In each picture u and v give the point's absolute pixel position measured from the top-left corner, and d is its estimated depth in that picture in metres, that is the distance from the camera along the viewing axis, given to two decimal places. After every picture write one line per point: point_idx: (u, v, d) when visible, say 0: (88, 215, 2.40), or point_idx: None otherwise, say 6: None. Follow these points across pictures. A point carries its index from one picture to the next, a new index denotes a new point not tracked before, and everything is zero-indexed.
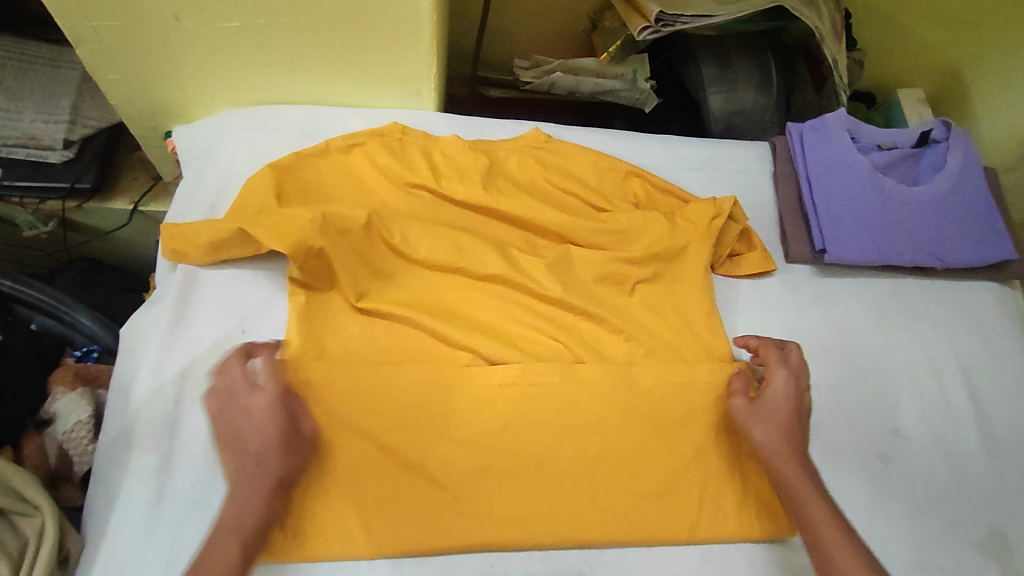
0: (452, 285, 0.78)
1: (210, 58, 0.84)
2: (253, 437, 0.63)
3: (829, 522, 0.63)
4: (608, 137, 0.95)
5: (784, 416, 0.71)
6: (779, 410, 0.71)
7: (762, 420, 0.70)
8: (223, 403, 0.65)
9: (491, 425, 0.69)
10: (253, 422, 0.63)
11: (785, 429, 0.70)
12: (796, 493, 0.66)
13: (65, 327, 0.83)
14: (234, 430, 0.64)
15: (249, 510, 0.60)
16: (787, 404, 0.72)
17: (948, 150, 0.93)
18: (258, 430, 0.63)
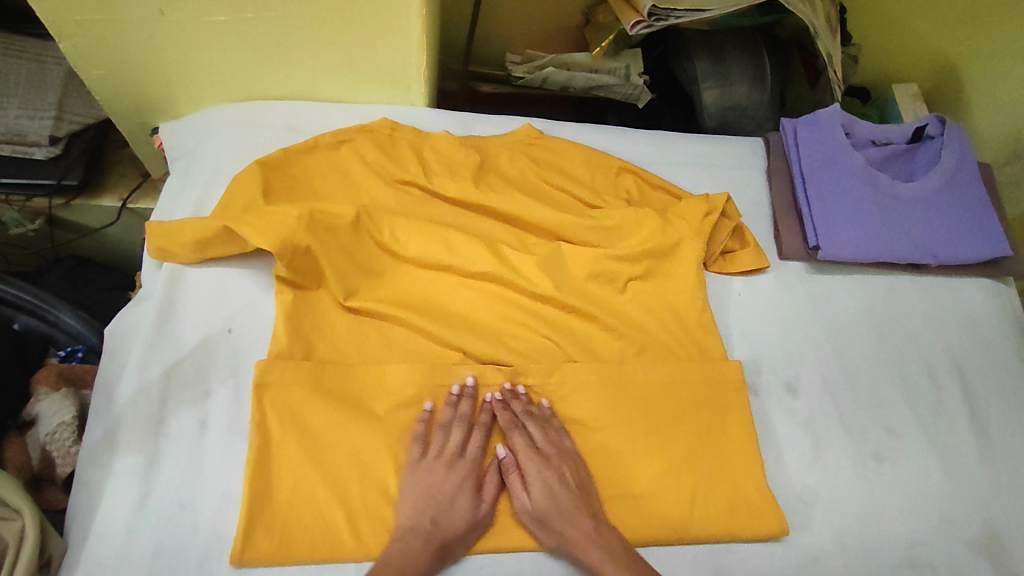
0: (441, 284, 0.77)
1: (197, 53, 0.83)
2: (455, 512, 0.63)
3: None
4: (600, 133, 0.94)
5: (562, 505, 0.64)
6: (557, 497, 0.64)
7: (543, 510, 0.64)
8: (456, 469, 0.66)
9: (482, 426, 0.69)
10: (466, 497, 0.65)
11: (569, 509, 0.64)
12: (597, 574, 0.61)
13: (49, 326, 0.82)
14: (449, 499, 0.64)
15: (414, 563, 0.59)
16: (572, 477, 0.66)
17: (943, 146, 0.92)
18: (471, 510, 0.64)
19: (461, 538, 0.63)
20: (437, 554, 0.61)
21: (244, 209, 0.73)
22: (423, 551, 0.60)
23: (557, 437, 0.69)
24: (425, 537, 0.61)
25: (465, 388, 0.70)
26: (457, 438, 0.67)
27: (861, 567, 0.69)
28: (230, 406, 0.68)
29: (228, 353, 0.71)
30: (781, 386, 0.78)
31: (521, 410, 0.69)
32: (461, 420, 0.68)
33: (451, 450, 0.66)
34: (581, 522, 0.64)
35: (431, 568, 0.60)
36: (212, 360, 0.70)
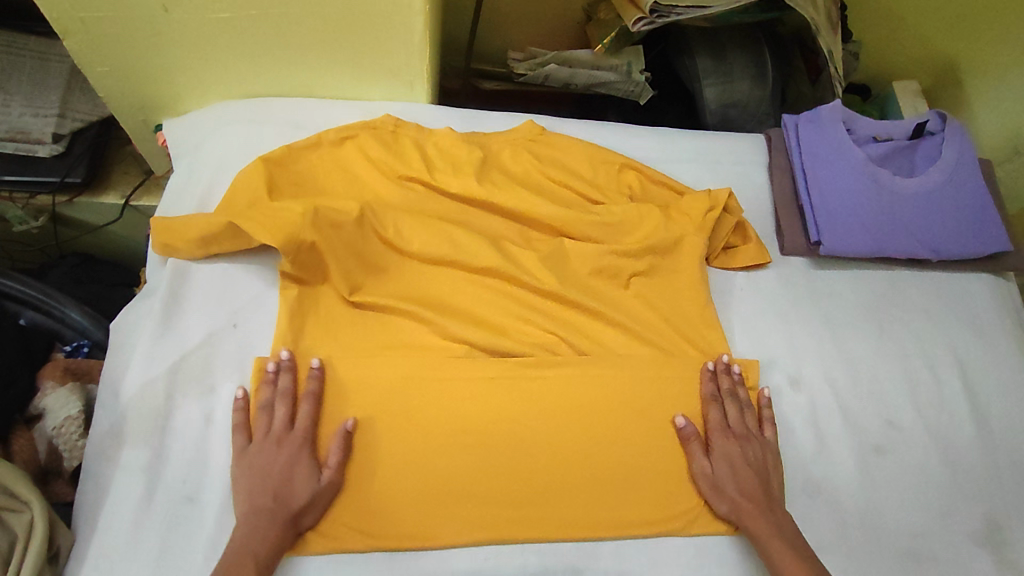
0: (444, 279, 0.77)
1: (200, 50, 0.83)
2: (296, 487, 0.62)
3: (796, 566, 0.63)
4: (603, 129, 0.94)
5: (742, 480, 0.69)
6: (735, 471, 0.69)
7: (719, 480, 0.69)
8: (286, 445, 0.64)
9: (487, 420, 0.69)
10: (305, 468, 0.63)
11: (744, 482, 0.69)
12: (765, 545, 0.65)
13: (55, 321, 0.82)
14: (286, 474, 0.62)
15: (261, 541, 0.59)
16: (753, 455, 0.71)
17: (944, 142, 0.93)
18: (314, 481, 0.63)
19: (309, 510, 0.62)
20: (288, 527, 0.61)
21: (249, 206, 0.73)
22: (270, 529, 0.60)
23: (754, 423, 0.73)
24: (270, 516, 0.60)
25: (282, 362, 0.67)
26: (282, 413, 0.65)
27: (863, 559, 0.69)
28: (235, 400, 0.69)
29: (232, 348, 0.71)
30: (783, 380, 0.79)
31: (730, 385, 0.74)
32: (282, 395, 0.66)
33: (279, 427, 0.65)
34: (744, 496, 0.68)
35: (278, 546, 0.60)
36: (217, 355, 0.71)
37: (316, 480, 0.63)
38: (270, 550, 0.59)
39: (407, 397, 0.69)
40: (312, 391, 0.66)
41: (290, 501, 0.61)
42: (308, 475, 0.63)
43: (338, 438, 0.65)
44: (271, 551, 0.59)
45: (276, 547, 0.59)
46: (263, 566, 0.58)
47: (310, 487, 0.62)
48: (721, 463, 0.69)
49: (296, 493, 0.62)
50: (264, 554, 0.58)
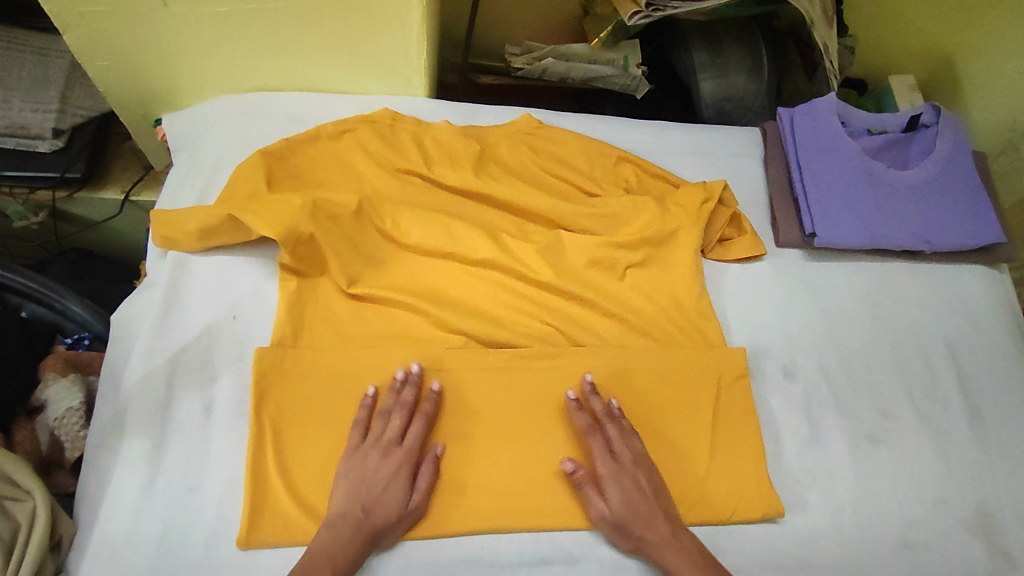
0: (442, 271, 0.78)
1: (199, 44, 0.84)
2: (389, 502, 0.63)
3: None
4: (599, 122, 0.95)
5: (639, 511, 0.65)
6: (631, 505, 0.65)
7: (616, 513, 0.65)
8: (391, 458, 0.65)
9: (484, 409, 0.70)
10: (399, 487, 0.64)
11: (646, 516, 0.65)
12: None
13: (55, 314, 0.83)
14: (383, 489, 0.63)
15: (345, 551, 0.60)
16: (647, 481, 0.67)
17: (938, 134, 0.93)
18: (405, 501, 0.63)
19: (391, 529, 0.63)
20: (368, 542, 0.61)
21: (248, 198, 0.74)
22: (356, 545, 0.60)
23: (635, 443, 0.69)
24: (360, 529, 0.61)
25: (411, 375, 0.68)
26: (398, 425, 0.66)
27: (857, 546, 0.70)
28: (234, 391, 0.69)
29: (232, 339, 0.72)
30: (778, 370, 0.79)
31: (603, 407, 0.69)
32: (401, 408, 0.67)
33: (388, 436, 0.65)
34: (648, 530, 0.64)
35: (358, 561, 0.60)
36: (216, 346, 0.72)
37: (405, 499, 0.63)
38: (349, 561, 0.60)
39: (405, 387, 0.70)
40: (429, 413, 0.67)
41: (378, 519, 0.62)
42: (402, 493, 0.63)
43: (430, 462, 0.66)
44: (351, 562, 0.60)
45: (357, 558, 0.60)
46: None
47: (400, 506, 0.63)
48: (615, 496, 0.65)
49: (384, 509, 0.62)
50: (343, 563, 0.59)
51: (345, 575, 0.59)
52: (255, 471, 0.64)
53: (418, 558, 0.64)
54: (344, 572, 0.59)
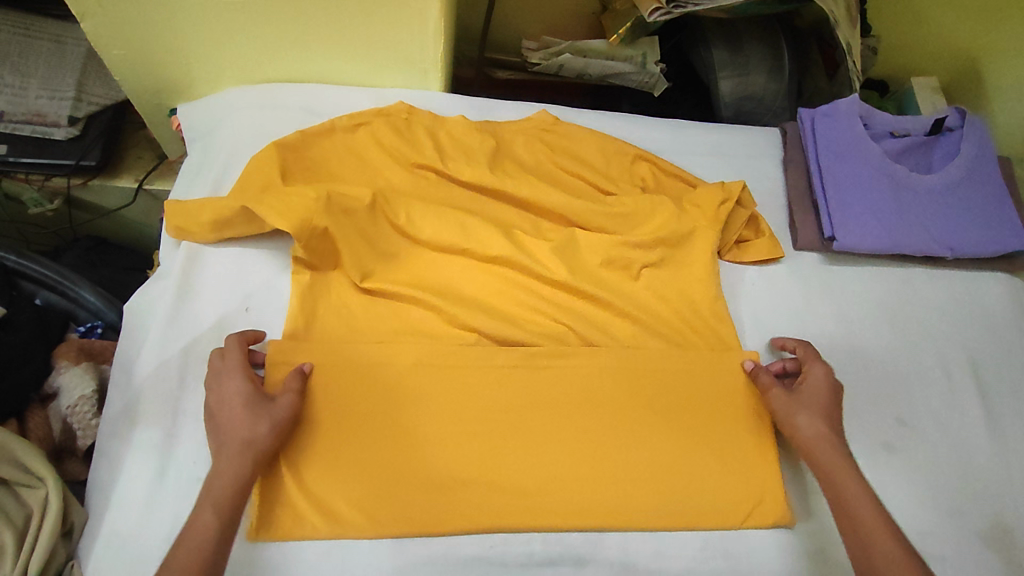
0: (455, 268, 0.77)
1: (216, 34, 0.84)
2: (240, 421, 0.61)
3: (864, 496, 0.61)
4: (616, 120, 0.94)
5: (825, 411, 0.69)
6: (821, 404, 0.69)
7: (799, 411, 0.69)
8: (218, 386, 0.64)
9: (495, 409, 0.69)
10: (240, 399, 0.62)
11: (829, 417, 0.68)
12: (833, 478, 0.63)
13: (69, 302, 0.83)
14: (227, 412, 0.62)
15: (223, 473, 0.58)
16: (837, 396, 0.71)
17: (962, 138, 0.92)
18: (246, 408, 0.62)
19: (261, 432, 0.61)
20: (243, 454, 0.59)
21: (262, 190, 0.74)
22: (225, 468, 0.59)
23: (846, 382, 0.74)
24: (231, 446, 0.60)
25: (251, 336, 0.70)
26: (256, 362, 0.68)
27: None
28: None
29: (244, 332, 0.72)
30: None
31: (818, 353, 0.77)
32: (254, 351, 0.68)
33: (213, 371, 0.65)
34: (831, 434, 0.67)
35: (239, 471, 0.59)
36: None
37: (267, 413, 0.62)
38: (227, 480, 0.58)
39: (417, 382, 0.69)
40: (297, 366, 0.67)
41: (247, 436, 0.60)
42: (250, 405, 0.62)
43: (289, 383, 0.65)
44: (234, 481, 0.58)
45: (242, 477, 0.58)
46: (225, 496, 0.57)
47: (254, 416, 0.61)
48: (815, 394, 0.70)
49: (248, 426, 0.61)
50: (222, 484, 0.58)
51: (229, 493, 0.57)
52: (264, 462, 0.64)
53: (426, 556, 0.63)
54: (231, 490, 0.57)
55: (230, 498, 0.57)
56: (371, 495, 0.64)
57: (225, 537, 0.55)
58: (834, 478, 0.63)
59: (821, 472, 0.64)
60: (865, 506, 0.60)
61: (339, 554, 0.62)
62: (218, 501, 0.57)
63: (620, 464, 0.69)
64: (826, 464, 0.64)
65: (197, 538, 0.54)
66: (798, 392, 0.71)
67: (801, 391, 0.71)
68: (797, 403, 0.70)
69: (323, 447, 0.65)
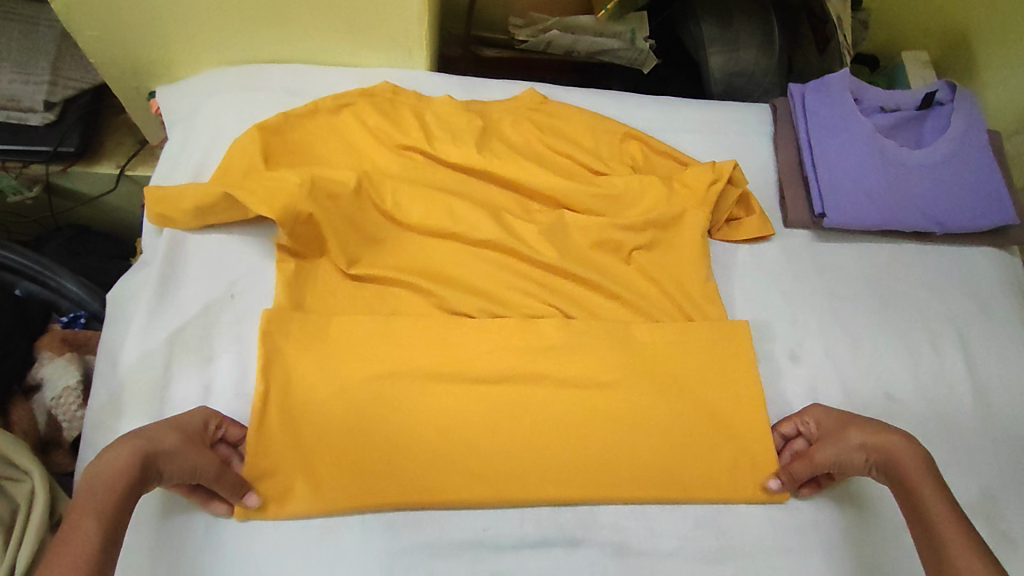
0: (443, 252, 0.76)
1: (192, 13, 0.81)
2: (166, 436, 0.57)
3: (938, 498, 0.60)
4: (605, 98, 0.93)
5: (845, 428, 0.68)
6: (855, 422, 0.69)
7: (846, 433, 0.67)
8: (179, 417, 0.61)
9: (488, 391, 0.70)
10: (180, 431, 0.59)
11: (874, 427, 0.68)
12: (914, 503, 0.61)
13: (51, 293, 0.80)
14: (163, 428, 0.58)
15: (113, 470, 0.53)
16: (837, 413, 0.70)
17: (953, 112, 0.90)
18: (178, 437, 0.58)
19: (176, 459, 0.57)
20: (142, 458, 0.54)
21: (245, 176, 0.72)
22: (125, 469, 0.53)
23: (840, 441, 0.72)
24: (134, 442, 0.55)
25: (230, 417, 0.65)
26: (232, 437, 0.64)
27: (860, 525, 0.70)
28: (234, 370, 0.69)
29: (230, 319, 0.71)
30: (784, 354, 0.78)
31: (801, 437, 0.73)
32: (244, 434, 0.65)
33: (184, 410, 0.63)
34: (887, 449, 0.65)
35: (132, 483, 0.53)
36: (215, 325, 0.71)
37: (192, 451, 0.58)
38: (110, 482, 0.52)
39: (405, 362, 0.69)
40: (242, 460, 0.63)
41: (161, 451, 0.56)
42: (184, 435, 0.59)
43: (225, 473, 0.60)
44: (116, 477, 0.53)
45: (128, 484, 0.53)
46: (107, 507, 0.51)
47: (181, 445, 0.57)
48: (831, 422, 0.70)
49: (168, 445, 0.57)
50: (111, 487, 0.52)
51: (108, 496, 0.51)
52: (257, 440, 0.64)
53: (420, 539, 0.63)
54: (112, 493, 0.52)
55: (111, 499, 0.52)
56: (364, 477, 0.64)
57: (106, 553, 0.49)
58: (911, 490, 0.62)
59: (906, 502, 0.62)
60: (942, 511, 0.59)
61: (330, 541, 0.62)
62: (99, 505, 0.51)
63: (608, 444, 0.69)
64: (903, 472, 0.63)
65: (75, 545, 0.48)
66: (824, 423, 0.70)
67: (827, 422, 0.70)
68: (843, 430, 0.68)
69: (314, 432, 0.65)
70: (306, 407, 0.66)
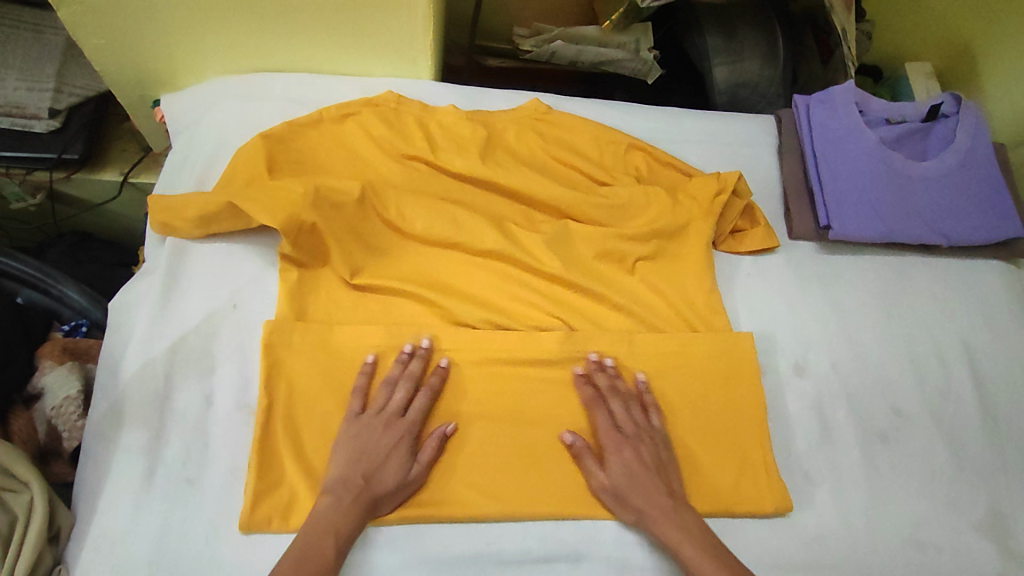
0: (446, 264, 0.76)
1: (197, 22, 0.81)
2: (392, 464, 0.63)
3: (704, 562, 0.60)
4: (609, 108, 0.92)
5: (640, 484, 0.65)
6: (624, 461, 0.66)
7: (618, 489, 0.65)
8: (393, 428, 0.65)
9: (491, 402, 0.70)
10: (401, 455, 0.64)
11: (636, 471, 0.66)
12: (673, 549, 0.62)
13: (52, 300, 0.79)
14: (384, 457, 0.64)
15: (339, 513, 0.60)
16: (649, 454, 0.67)
17: (958, 125, 0.90)
18: (403, 471, 0.64)
19: (390, 498, 0.63)
20: (361, 503, 0.61)
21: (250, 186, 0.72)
22: (353, 507, 0.60)
23: (642, 417, 0.69)
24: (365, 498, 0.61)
25: (418, 349, 0.70)
26: (401, 396, 0.67)
27: (869, 544, 0.69)
28: (236, 380, 0.68)
29: (233, 328, 0.71)
30: (789, 366, 0.78)
31: (607, 381, 0.71)
32: (405, 379, 0.68)
33: (393, 408, 0.66)
34: (630, 505, 0.65)
35: (357, 524, 0.60)
36: (217, 335, 0.70)
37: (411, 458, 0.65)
38: (348, 528, 0.60)
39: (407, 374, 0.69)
40: (432, 386, 0.68)
41: (370, 480, 0.62)
42: (399, 451, 0.64)
43: (434, 439, 0.66)
44: (334, 530, 0.59)
45: (360, 520, 0.61)
46: (342, 543, 0.59)
47: (401, 468, 0.64)
48: (614, 459, 0.66)
49: (390, 473, 0.63)
50: (345, 530, 0.59)
51: (350, 539, 0.59)
52: (259, 451, 0.63)
53: (421, 554, 0.63)
54: (341, 536, 0.59)
55: (328, 537, 0.58)
56: None
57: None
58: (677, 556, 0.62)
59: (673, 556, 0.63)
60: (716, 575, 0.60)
61: None
62: (341, 539, 0.59)
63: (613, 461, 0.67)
64: (654, 531, 0.63)
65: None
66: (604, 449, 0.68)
67: (607, 456, 0.67)
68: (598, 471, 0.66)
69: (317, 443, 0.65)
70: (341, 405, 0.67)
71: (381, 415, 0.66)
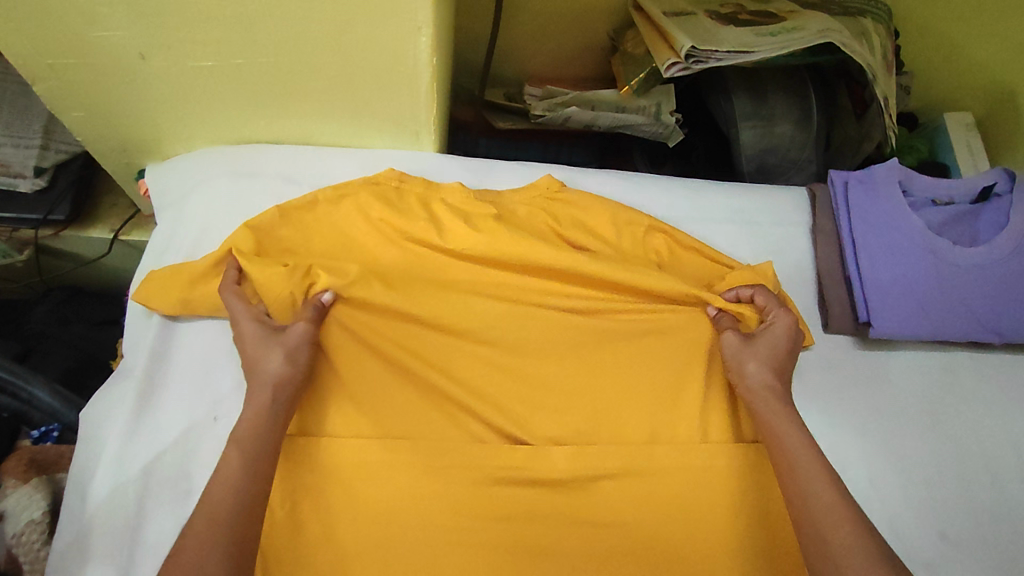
0: (448, 368, 0.70)
1: (182, 99, 0.75)
2: (259, 352, 0.63)
3: (807, 451, 0.61)
4: (627, 184, 0.85)
5: (779, 366, 0.69)
6: (776, 350, 0.70)
7: (754, 361, 0.69)
8: (253, 322, 0.65)
9: (496, 535, 0.63)
10: (271, 336, 0.64)
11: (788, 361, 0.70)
12: (776, 434, 0.63)
13: (21, 403, 0.74)
14: (256, 351, 0.63)
15: (247, 417, 0.59)
16: (792, 348, 0.71)
17: (1012, 206, 0.81)
18: (283, 344, 0.63)
19: (283, 367, 0.62)
20: (266, 394, 0.60)
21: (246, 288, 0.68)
22: (263, 406, 0.60)
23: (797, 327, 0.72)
24: (256, 389, 0.61)
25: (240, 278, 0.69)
26: (239, 303, 0.66)
27: None
28: None
29: (212, 445, 0.64)
30: None
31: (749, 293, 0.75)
32: (230, 290, 0.67)
33: (248, 310, 0.66)
34: (778, 389, 0.67)
35: (268, 414, 0.59)
36: (194, 454, 0.64)
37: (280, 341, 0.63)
38: (253, 421, 0.58)
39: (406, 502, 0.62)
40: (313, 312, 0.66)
41: (263, 372, 0.62)
42: (263, 332, 0.64)
43: (310, 305, 0.66)
44: (247, 433, 0.58)
45: (267, 404, 0.60)
46: (248, 449, 0.57)
47: (266, 345, 0.63)
48: (767, 344, 0.70)
49: (266, 359, 0.62)
50: (252, 425, 0.58)
51: (252, 434, 0.58)
52: None
53: None
54: (258, 443, 0.57)
55: (252, 437, 0.57)
56: None
57: (249, 487, 0.54)
58: (778, 437, 0.63)
59: (774, 446, 0.63)
60: (815, 469, 0.59)
61: None
62: (245, 438, 0.57)
63: (759, 346, 0.70)
64: (770, 418, 0.65)
65: (226, 479, 0.54)
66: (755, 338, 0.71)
67: (757, 340, 0.71)
68: (770, 350, 0.70)
69: None
70: (329, 543, 0.60)
71: (235, 311, 0.66)
